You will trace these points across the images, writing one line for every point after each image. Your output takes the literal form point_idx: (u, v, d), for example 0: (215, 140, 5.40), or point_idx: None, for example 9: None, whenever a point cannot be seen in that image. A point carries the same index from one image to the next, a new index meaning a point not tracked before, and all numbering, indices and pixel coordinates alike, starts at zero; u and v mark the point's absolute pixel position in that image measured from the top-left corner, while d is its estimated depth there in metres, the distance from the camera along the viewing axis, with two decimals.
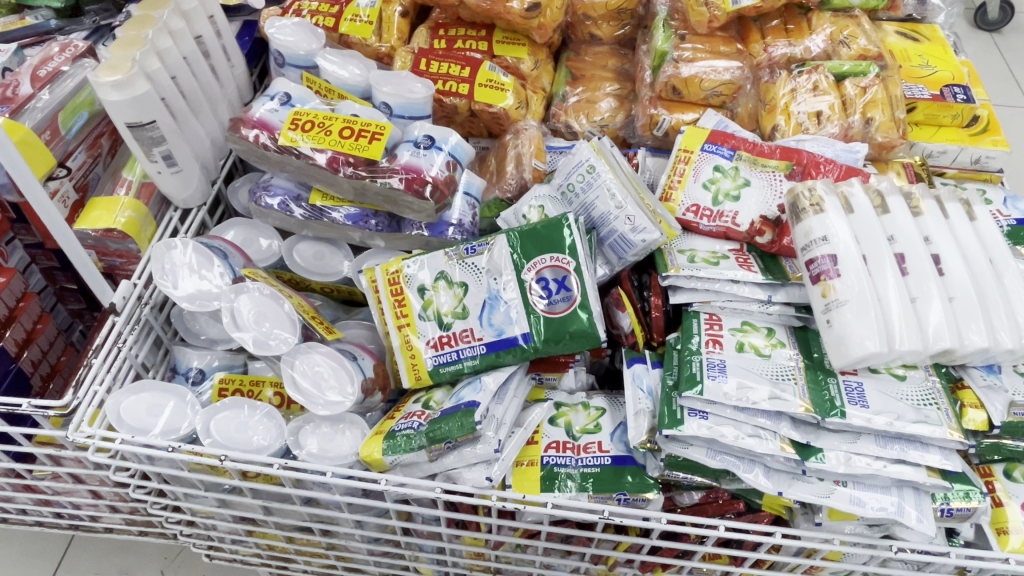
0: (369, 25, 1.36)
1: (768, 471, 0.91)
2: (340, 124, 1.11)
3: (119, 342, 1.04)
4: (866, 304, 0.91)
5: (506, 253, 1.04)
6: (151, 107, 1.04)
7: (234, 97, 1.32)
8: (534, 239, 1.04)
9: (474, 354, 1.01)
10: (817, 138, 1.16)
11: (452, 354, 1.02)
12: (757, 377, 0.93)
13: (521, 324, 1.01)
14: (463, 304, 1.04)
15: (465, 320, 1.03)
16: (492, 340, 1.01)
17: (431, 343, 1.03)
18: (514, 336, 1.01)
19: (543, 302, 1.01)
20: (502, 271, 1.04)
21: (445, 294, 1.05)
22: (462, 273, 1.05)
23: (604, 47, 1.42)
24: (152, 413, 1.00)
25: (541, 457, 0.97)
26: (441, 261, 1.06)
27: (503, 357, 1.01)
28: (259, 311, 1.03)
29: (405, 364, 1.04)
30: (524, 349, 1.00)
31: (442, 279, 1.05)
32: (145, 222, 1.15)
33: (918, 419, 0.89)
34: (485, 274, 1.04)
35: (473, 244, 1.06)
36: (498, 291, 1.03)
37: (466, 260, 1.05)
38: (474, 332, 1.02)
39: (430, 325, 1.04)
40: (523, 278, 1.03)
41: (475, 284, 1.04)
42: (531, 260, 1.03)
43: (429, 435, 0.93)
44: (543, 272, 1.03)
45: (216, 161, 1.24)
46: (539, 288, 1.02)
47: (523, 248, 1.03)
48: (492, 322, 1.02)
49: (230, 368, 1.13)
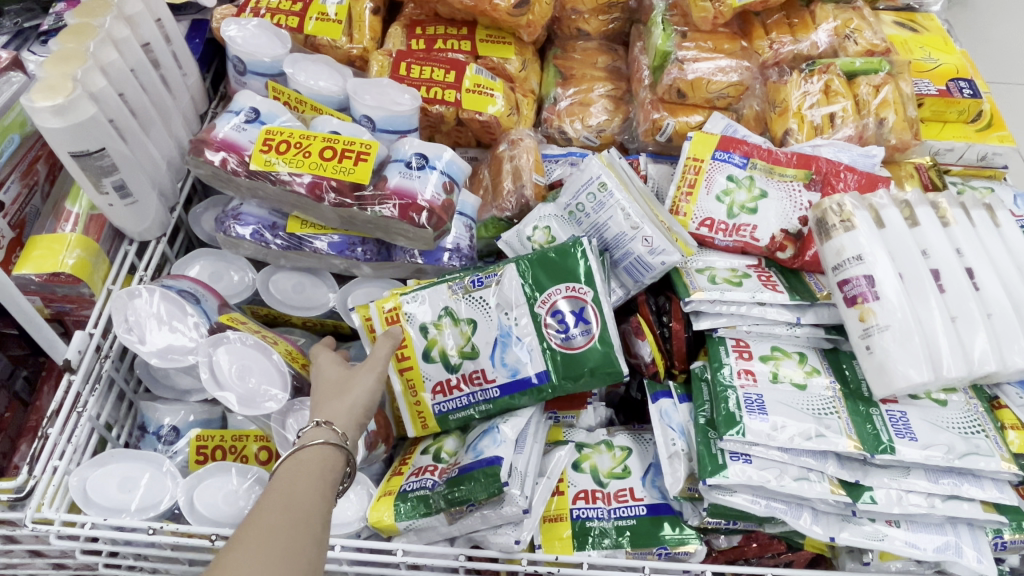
0: (338, 25, 1.21)
1: (816, 515, 0.84)
2: (319, 143, 0.99)
3: (78, 405, 0.92)
4: (908, 330, 0.86)
5: (516, 285, 0.94)
6: (98, 133, 0.90)
7: (189, 108, 1.17)
8: (546, 267, 0.94)
9: (486, 398, 0.92)
10: (834, 143, 1.08)
11: (461, 398, 0.93)
12: (798, 413, 0.87)
13: (540, 361, 0.92)
14: (471, 342, 0.93)
15: (474, 361, 0.93)
16: (506, 382, 0.92)
17: (437, 388, 0.93)
18: (529, 377, 0.92)
19: (559, 338, 0.92)
20: (513, 304, 0.94)
21: (450, 332, 0.94)
22: (470, 307, 0.95)
23: (591, 42, 1.32)
24: (125, 489, 0.87)
25: (570, 510, 0.89)
26: (444, 296, 0.96)
27: (520, 399, 0.92)
28: (242, 365, 0.90)
29: (409, 410, 0.94)
30: (541, 390, 0.92)
31: (447, 316, 0.95)
32: (98, 261, 1.00)
33: (969, 450, 0.84)
34: (494, 310, 0.94)
35: (479, 275, 0.96)
36: (510, 327, 0.93)
37: (473, 294, 0.95)
38: (485, 374, 0.92)
39: (436, 367, 0.94)
40: (536, 313, 0.93)
41: (485, 321, 0.94)
42: (545, 292, 0.94)
43: (447, 497, 0.84)
44: (557, 304, 0.93)
45: (174, 185, 1.10)
46: (555, 322, 0.93)
47: (535, 277, 0.94)
48: (505, 362, 0.92)
49: (207, 423, 1.01)
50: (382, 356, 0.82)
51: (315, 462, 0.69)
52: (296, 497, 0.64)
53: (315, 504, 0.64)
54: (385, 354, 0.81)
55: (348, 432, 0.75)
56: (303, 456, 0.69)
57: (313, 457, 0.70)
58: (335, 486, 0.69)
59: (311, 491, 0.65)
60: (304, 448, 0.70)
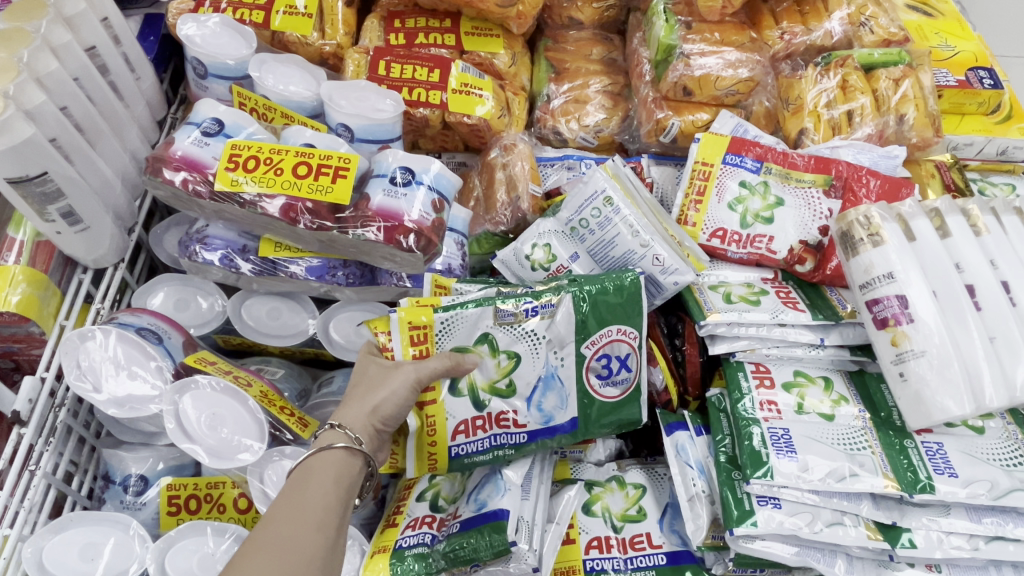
0: (309, 19, 1.09)
1: (851, 561, 0.78)
2: (291, 158, 0.89)
3: (31, 462, 0.82)
4: (947, 356, 0.79)
5: (572, 320, 0.81)
6: (38, 156, 0.79)
7: (145, 116, 1.06)
8: (605, 306, 0.82)
9: (511, 444, 0.81)
10: (853, 144, 1.00)
11: (484, 441, 0.80)
12: (828, 449, 0.79)
13: (576, 408, 0.82)
14: (510, 379, 0.80)
15: (506, 400, 0.80)
16: (537, 428, 0.81)
17: (459, 429, 0.80)
18: (562, 425, 0.82)
19: (599, 383, 0.82)
20: (564, 340, 0.81)
21: (484, 363, 0.80)
22: (517, 338, 0.80)
23: (585, 31, 1.22)
24: (86, 557, 0.78)
25: (583, 561, 0.81)
26: (487, 320, 0.80)
27: (542, 445, 0.83)
28: (212, 413, 0.80)
29: (418, 453, 0.80)
30: (566, 436, 0.83)
31: (485, 343, 0.80)
32: (47, 295, 0.89)
33: (1014, 486, 0.77)
34: (543, 346, 0.81)
35: (534, 302, 0.81)
36: (555, 367, 0.81)
37: (524, 324, 0.80)
38: (518, 418, 0.80)
39: (462, 401, 0.80)
40: (582, 353, 0.82)
41: (530, 357, 0.81)
42: (598, 333, 0.82)
43: (449, 556, 0.76)
44: (606, 348, 0.82)
45: (131, 204, 0.99)
46: (599, 366, 0.82)
47: (592, 313, 0.81)
48: (542, 407, 0.81)
49: (179, 470, 0.90)
50: (435, 368, 0.76)
51: (330, 466, 0.65)
52: (306, 504, 0.60)
53: (329, 504, 0.61)
54: (439, 369, 0.76)
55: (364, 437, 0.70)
56: (321, 457, 0.65)
57: (328, 461, 0.65)
58: (349, 490, 0.65)
59: (323, 495, 0.61)
60: (321, 450, 0.66)
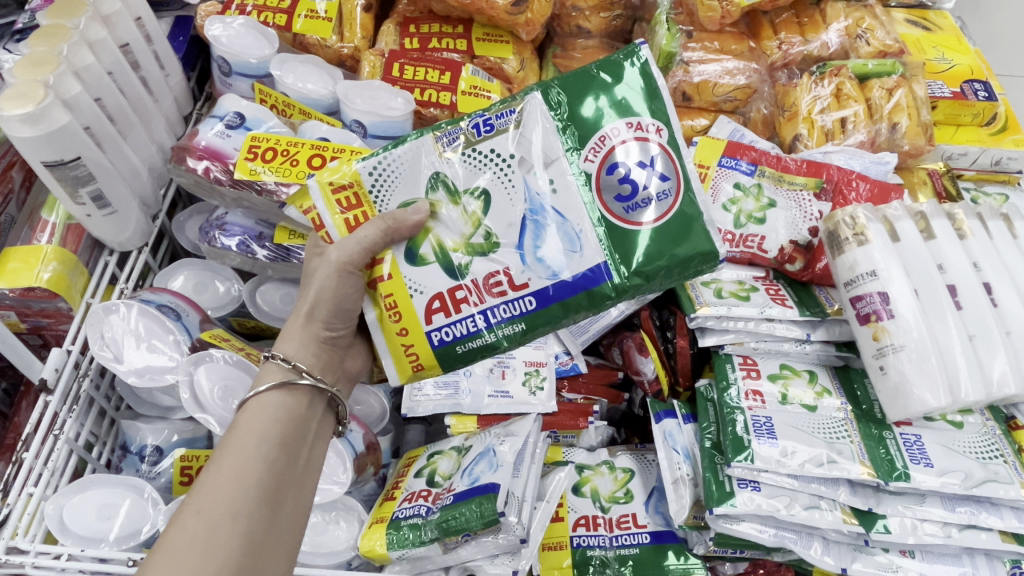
0: (329, 23, 1.16)
1: (827, 545, 0.82)
2: (307, 151, 0.94)
3: (55, 428, 0.87)
4: (925, 351, 0.82)
5: (550, 122, 0.70)
6: (73, 142, 0.85)
7: (172, 110, 1.12)
8: (589, 90, 0.70)
9: (517, 313, 0.69)
10: (845, 150, 1.04)
11: (475, 318, 0.69)
12: (809, 438, 0.83)
13: (596, 251, 0.68)
14: (484, 227, 0.70)
15: (488, 256, 0.69)
16: (544, 284, 0.69)
17: (434, 307, 0.70)
18: (579, 274, 0.68)
19: (623, 208, 0.68)
20: (547, 158, 0.69)
21: (449, 215, 0.70)
22: (479, 169, 0.70)
23: (592, 40, 1.27)
24: (104, 517, 0.83)
25: (570, 538, 0.85)
26: (433, 155, 0.71)
27: (558, 312, 0.69)
28: (224, 386, 0.85)
29: (391, 345, 0.71)
30: (598, 292, 0.69)
31: (441, 186, 0.70)
32: (75, 274, 0.95)
33: (987, 477, 0.80)
34: (517, 169, 0.70)
35: (487, 117, 0.70)
36: (544, 197, 0.69)
37: (479, 146, 0.70)
38: (512, 277, 0.69)
39: (432, 268, 0.70)
40: (581, 168, 0.69)
41: (502, 190, 0.70)
42: (591, 136, 0.69)
43: (441, 526, 0.79)
44: (610, 155, 0.69)
45: (156, 192, 1.06)
46: (610, 182, 0.69)
47: (571, 111, 0.69)
48: (541, 255, 0.69)
49: (193, 442, 0.95)
50: (367, 235, 0.68)
51: (265, 415, 0.62)
52: (236, 463, 0.57)
53: (259, 461, 0.58)
54: (373, 236, 0.68)
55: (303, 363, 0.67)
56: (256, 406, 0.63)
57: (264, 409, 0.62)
58: (291, 440, 0.62)
59: (255, 450, 0.59)
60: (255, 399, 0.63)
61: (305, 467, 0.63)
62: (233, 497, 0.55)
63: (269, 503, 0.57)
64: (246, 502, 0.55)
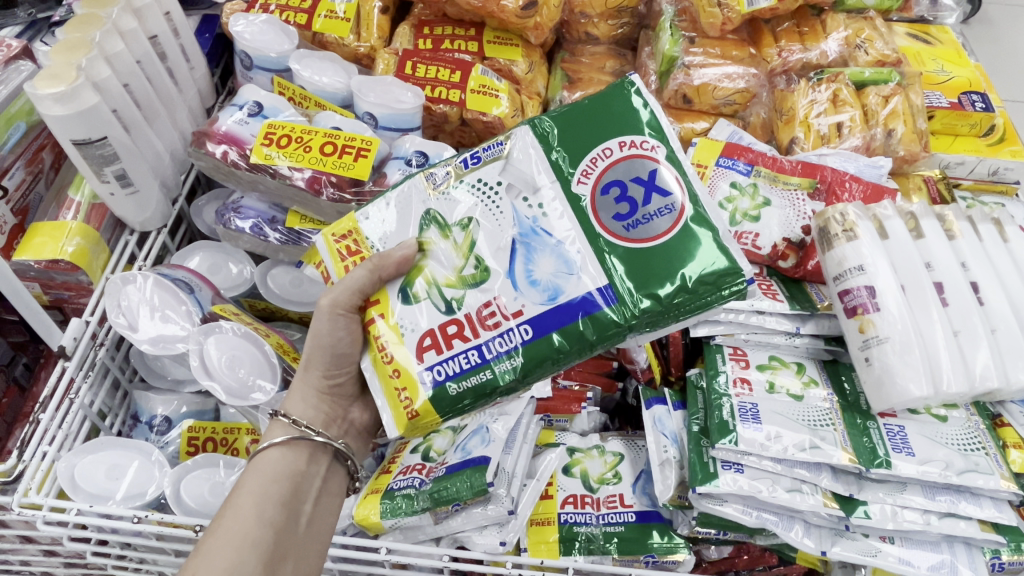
0: (347, 23, 1.21)
1: (809, 529, 0.84)
2: (319, 138, 0.99)
3: (70, 392, 0.91)
4: (909, 342, 0.84)
5: (539, 154, 0.75)
6: (101, 122, 0.90)
7: (195, 101, 1.18)
8: (573, 119, 0.75)
9: (513, 345, 0.70)
10: (840, 153, 1.07)
11: (469, 354, 0.71)
12: (793, 424, 0.85)
13: (601, 274, 0.71)
14: (472, 255, 0.74)
15: (481, 288, 0.72)
16: (544, 308, 0.71)
17: (425, 345, 0.72)
18: (581, 297, 0.70)
19: (623, 226, 0.71)
20: (535, 187, 0.74)
21: (440, 250, 0.75)
22: (466, 202, 0.75)
23: (600, 47, 1.32)
24: (112, 477, 0.87)
25: (558, 515, 0.88)
26: (423, 194, 0.78)
27: (563, 334, 0.70)
28: (232, 356, 0.89)
29: (386, 389, 0.73)
30: (602, 317, 0.70)
31: (433, 224, 0.76)
32: (97, 250, 1.00)
33: (967, 467, 0.82)
34: (504, 194, 0.75)
35: (473, 154, 0.77)
36: (533, 220, 0.74)
37: (466, 177, 0.77)
38: (506, 305, 0.71)
39: (425, 306, 0.73)
40: (572, 191, 0.73)
41: (490, 216, 0.75)
42: (580, 161, 0.74)
43: (433, 496, 0.82)
44: (602, 176, 0.73)
45: (176, 177, 1.11)
46: (605, 201, 0.73)
47: (560, 138, 0.75)
48: (534, 279, 0.72)
49: (200, 414, 1.00)
50: (354, 278, 0.74)
51: (269, 477, 0.70)
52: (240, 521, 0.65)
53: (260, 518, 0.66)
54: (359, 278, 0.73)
55: (307, 418, 0.75)
56: (260, 466, 0.71)
57: (269, 469, 0.71)
58: (292, 497, 0.70)
59: (258, 509, 0.66)
60: (260, 458, 0.71)
61: (308, 523, 0.70)
62: (233, 554, 0.62)
63: (267, 561, 0.64)
64: (246, 562, 0.63)
